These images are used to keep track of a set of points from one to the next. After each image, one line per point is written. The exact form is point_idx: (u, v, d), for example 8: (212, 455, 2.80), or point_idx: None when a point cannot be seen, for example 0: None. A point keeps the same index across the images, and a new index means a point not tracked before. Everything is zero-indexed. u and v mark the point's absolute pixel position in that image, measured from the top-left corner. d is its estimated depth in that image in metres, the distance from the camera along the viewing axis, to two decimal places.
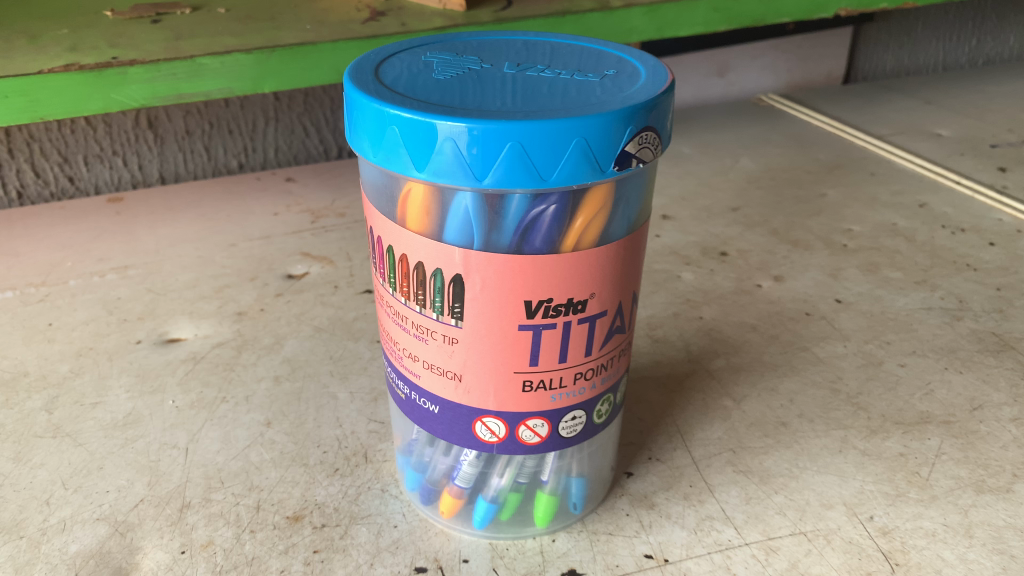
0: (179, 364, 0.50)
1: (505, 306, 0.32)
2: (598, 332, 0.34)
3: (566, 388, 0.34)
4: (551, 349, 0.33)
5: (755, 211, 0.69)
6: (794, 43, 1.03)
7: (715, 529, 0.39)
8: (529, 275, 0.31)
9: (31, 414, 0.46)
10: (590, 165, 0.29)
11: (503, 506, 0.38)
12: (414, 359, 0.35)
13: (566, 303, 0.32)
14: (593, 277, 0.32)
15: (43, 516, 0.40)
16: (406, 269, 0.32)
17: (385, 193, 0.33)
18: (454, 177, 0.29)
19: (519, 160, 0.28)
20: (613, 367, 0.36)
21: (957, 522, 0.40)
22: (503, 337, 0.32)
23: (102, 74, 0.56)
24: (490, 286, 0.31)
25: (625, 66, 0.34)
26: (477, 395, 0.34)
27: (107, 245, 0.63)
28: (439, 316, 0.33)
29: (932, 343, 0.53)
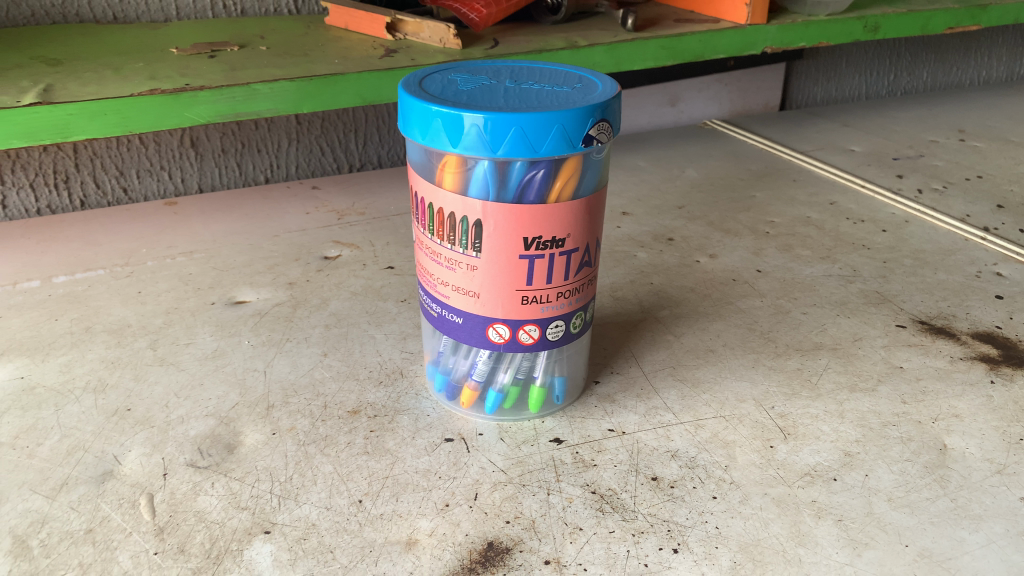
0: (249, 317, 0.64)
1: (510, 241, 0.47)
2: (573, 263, 0.49)
3: (551, 303, 0.49)
4: (540, 273, 0.48)
5: (697, 208, 0.85)
6: (734, 77, 1.21)
7: (659, 413, 0.54)
8: (527, 218, 0.46)
9: (140, 350, 0.60)
10: (566, 142, 0.44)
11: (507, 395, 0.52)
12: (445, 284, 0.50)
13: (551, 240, 0.47)
14: (569, 222, 0.47)
15: (166, 412, 0.54)
16: (442, 217, 0.47)
17: (426, 167, 0.48)
18: (478, 151, 0.44)
19: (521, 139, 0.43)
20: (584, 291, 0.51)
21: (834, 408, 0.55)
22: (508, 264, 0.47)
23: (179, 96, 0.71)
24: (500, 226, 0.46)
25: (587, 81, 0.50)
26: (490, 306, 0.49)
27: (172, 236, 0.77)
28: (464, 250, 0.48)
29: (828, 298, 0.69)
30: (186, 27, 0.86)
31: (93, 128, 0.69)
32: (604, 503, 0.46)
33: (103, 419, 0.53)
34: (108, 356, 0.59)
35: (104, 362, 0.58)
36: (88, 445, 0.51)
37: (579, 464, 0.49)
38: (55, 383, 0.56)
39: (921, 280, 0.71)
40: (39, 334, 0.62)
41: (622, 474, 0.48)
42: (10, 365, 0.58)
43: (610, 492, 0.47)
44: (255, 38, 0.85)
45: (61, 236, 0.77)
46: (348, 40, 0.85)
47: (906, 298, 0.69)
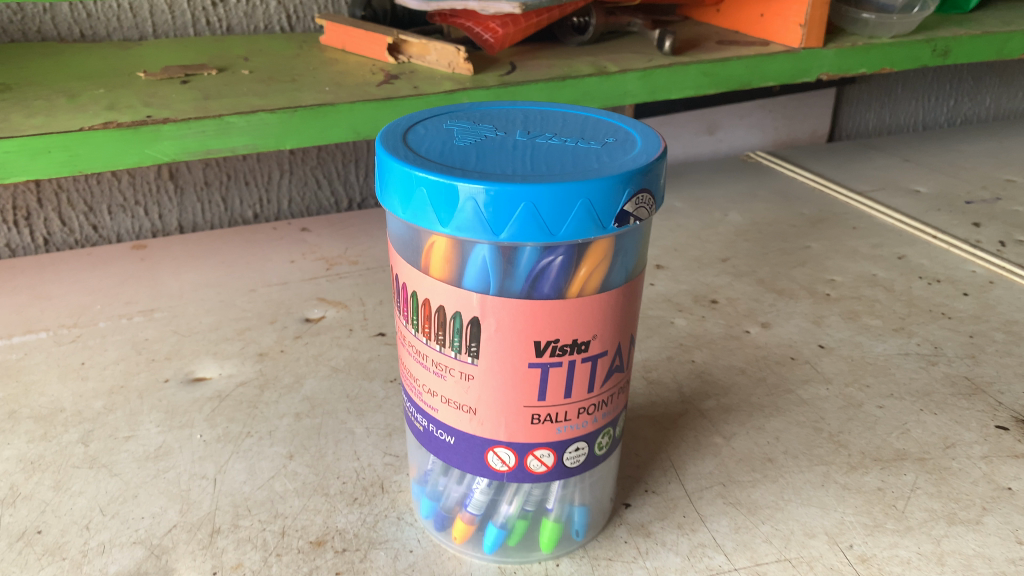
0: (206, 401, 0.53)
1: (517, 346, 0.35)
2: (599, 370, 0.38)
3: (570, 421, 0.38)
4: (556, 385, 0.37)
5: (743, 262, 0.74)
6: (779, 103, 1.09)
7: (707, 554, 0.42)
8: (539, 317, 0.35)
9: (68, 445, 0.49)
10: (594, 222, 0.33)
11: (510, 533, 0.41)
12: (433, 394, 0.38)
13: (571, 344, 0.36)
14: (596, 321, 0.36)
15: (84, 538, 0.43)
16: (428, 312, 0.36)
17: (410, 244, 0.37)
18: (475, 233, 0.33)
19: (532, 218, 0.32)
20: (612, 403, 0.40)
21: (930, 550, 0.43)
22: (514, 374, 0.36)
23: (138, 131, 0.60)
24: (503, 327, 0.35)
25: (621, 134, 0.38)
26: (489, 426, 0.38)
27: (134, 289, 0.67)
28: (457, 354, 0.36)
29: (907, 386, 0.56)
30: (162, 47, 0.76)
31: (36, 168, 0.58)
32: None
33: (4, 547, 0.42)
34: (27, 454, 0.48)
35: (21, 463, 0.48)
36: None
37: None
38: None
39: (1018, 363, 0.59)
40: None
41: None
42: None
43: None
44: (238, 60, 0.74)
45: (6, 289, 0.67)
46: (344, 64, 0.75)
47: (1003, 387, 0.56)
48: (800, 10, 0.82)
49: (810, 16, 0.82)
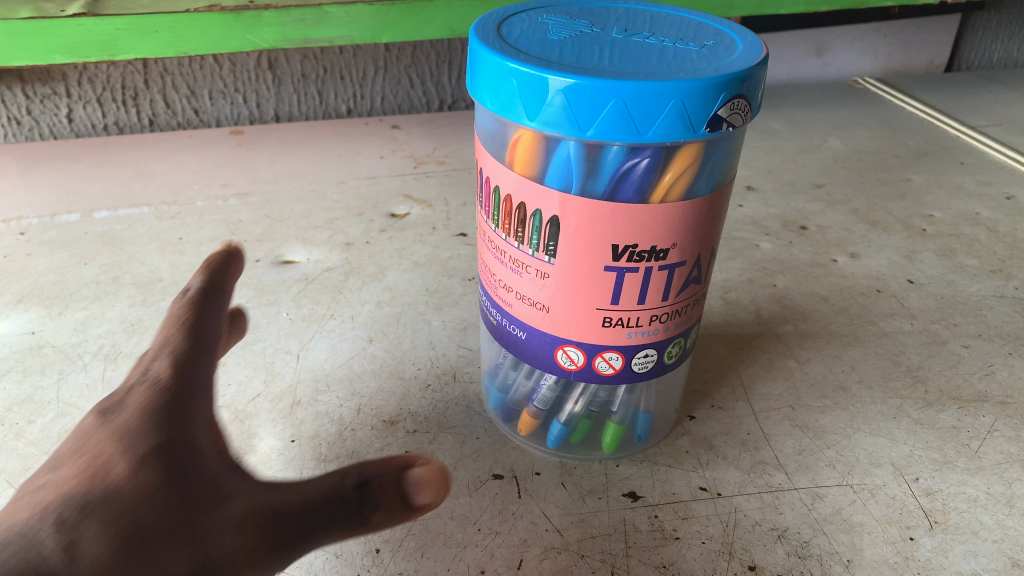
0: (294, 283, 0.55)
1: (594, 248, 0.36)
2: (675, 280, 0.38)
3: (642, 328, 0.39)
4: (631, 291, 0.37)
5: (839, 190, 0.71)
6: (897, 27, 1.03)
7: (767, 472, 0.43)
8: (618, 222, 0.35)
9: (165, 312, 0.52)
10: (684, 125, 0.32)
11: (573, 429, 0.42)
12: (509, 290, 0.40)
13: (648, 250, 0.36)
14: (677, 230, 0.36)
15: None
16: (509, 208, 0.37)
17: (497, 137, 0.37)
18: (561, 129, 0.32)
19: (621, 116, 0.31)
20: (686, 313, 0.40)
21: (1000, 492, 0.42)
22: (590, 276, 0.37)
23: (241, 16, 0.61)
24: (582, 229, 0.35)
25: (721, 38, 0.37)
26: (561, 325, 0.39)
27: (230, 173, 0.70)
28: (535, 252, 0.37)
29: (998, 328, 0.54)
30: None
31: (143, 47, 0.61)
32: None
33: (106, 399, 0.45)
34: (128, 317, 0.52)
35: (123, 324, 0.51)
36: None
37: (658, 535, 0.39)
38: (66, 344, 0.49)
39: None
40: (62, 281, 0.55)
41: (710, 557, 0.37)
42: (25, 316, 0.51)
43: None
44: None
45: (114, 166, 0.71)
46: None
47: None
48: None
49: None
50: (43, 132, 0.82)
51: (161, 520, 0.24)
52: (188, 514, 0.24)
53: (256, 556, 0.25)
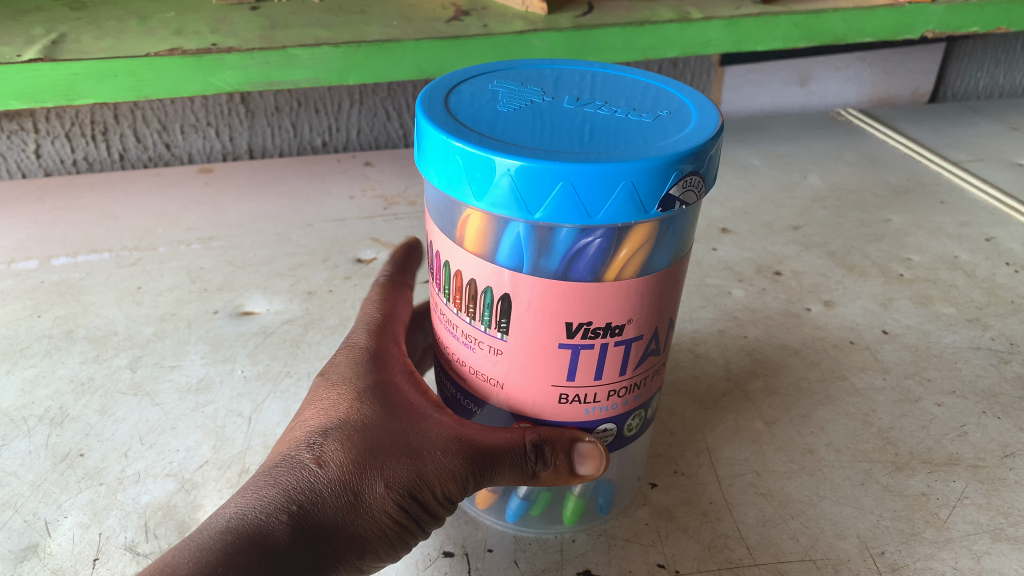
0: (251, 337, 0.54)
1: (547, 325, 0.34)
2: (632, 354, 0.36)
3: (600, 403, 0.37)
4: (587, 367, 0.36)
5: (816, 231, 0.70)
6: (881, 56, 1.02)
7: (728, 547, 0.41)
8: (571, 299, 0.33)
9: (117, 370, 0.51)
10: (635, 206, 0.30)
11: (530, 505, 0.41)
12: (463, 363, 0.38)
13: (603, 327, 0.34)
14: (632, 305, 0.34)
15: (122, 466, 0.44)
16: (460, 284, 0.35)
17: (446, 213, 0.35)
18: (508, 207, 0.31)
19: (570, 199, 0.29)
20: (644, 385, 0.38)
21: (968, 567, 0.41)
22: (543, 353, 0.35)
23: (202, 59, 0.60)
24: (535, 307, 0.34)
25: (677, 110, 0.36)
26: (517, 401, 0.37)
27: (196, 215, 0.68)
28: (488, 329, 0.35)
29: (973, 384, 0.53)
30: None
31: (102, 91, 0.59)
32: None
33: (48, 466, 0.44)
34: (79, 375, 0.50)
35: (72, 383, 0.50)
36: (21, 502, 0.42)
37: None
38: (11, 405, 0.48)
39: None
40: (14, 336, 0.54)
41: None
42: None
43: None
44: None
45: (77, 209, 0.69)
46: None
47: None
48: None
49: None
50: (11, 168, 0.81)
51: (385, 450, 0.35)
52: (404, 445, 0.35)
53: (452, 478, 0.35)
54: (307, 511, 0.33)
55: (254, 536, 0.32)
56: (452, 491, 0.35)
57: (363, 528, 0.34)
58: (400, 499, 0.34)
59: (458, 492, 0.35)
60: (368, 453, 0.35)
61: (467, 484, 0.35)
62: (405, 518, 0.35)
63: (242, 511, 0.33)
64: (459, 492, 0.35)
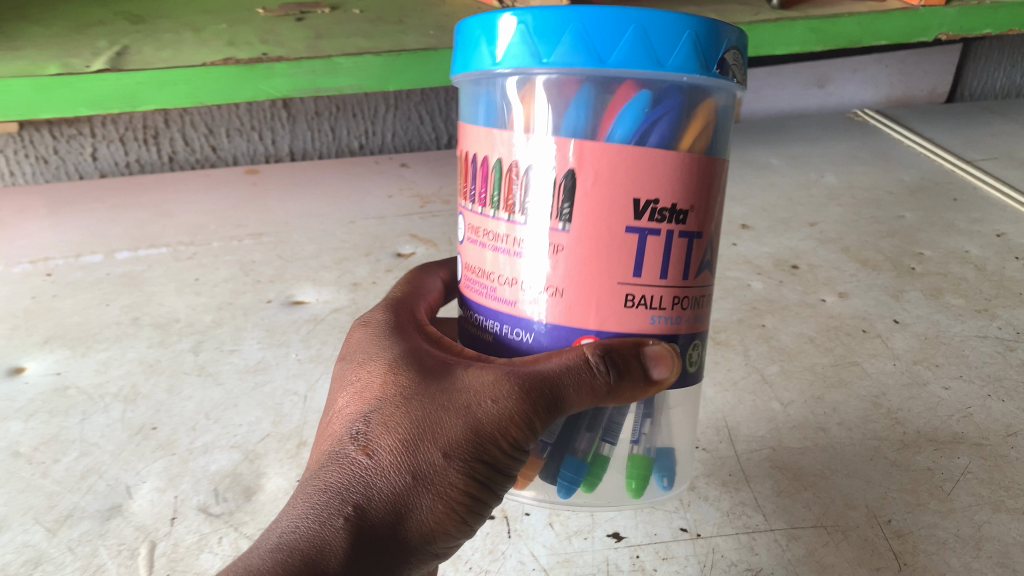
0: (303, 324, 0.58)
1: (611, 204, 0.28)
2: (696, 255, 0.31)
3: (666, 311, 0.30)
4: (654, 259, 0.29)
5: (832, 227, 0.74)
6: (898, 59, 1.05)
7: (747, 514, 0.45)
8: (639, 169, 0.28)
9: (181, 353, 0.55)
10: (701, 64, 0.27)
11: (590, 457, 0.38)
12: (507, 283, 0.31)
13: (670, 208, 0.29)
14: (696, 187, 0.29)
15: (191, 438, 0.49)
16: (515, 175, 0.29)
17: (494, 114, 0.30)
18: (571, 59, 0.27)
19: (641, 43, 0.26)
20: (701, 305, 0.32)
21: (969, 534, 0.44)
22: (609, 240, 0.29)
23: (254, 67, 0.65)
24: (601, 181, 0.28)
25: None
26: (577, 314, 0.30)
27: (246, 213, 0.73)
28: (545, 221, 0.29)
29: (979, 369, 0.56)
30: None
31: (162, 99, 0.64)
32: None
33: (125, 438, 0.49)
34: (147, 358, 0.55)
35: (142, 365, 0.54)
36: (104, 468, 0.47)
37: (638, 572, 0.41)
38: (89, 385, 0.53)
39: None
40: (86, 323, 0.58)
41: None
42: (51, 357, 0.55)
43: None
44: None
45: (134, 208, 0.74)
46: (450, 7, 0.77)
47: None
48: None
49: None
50: (69, 170, 0.86)
51: (435, 417, 0.32)
52: (449, 410, 0.32)
53: (515, 425, 0.31)
54: (367, 502, 0.31)
55: (313, 551, 0.29)
56: (517, 442, 0.32)
57: (434, 507, 0.31)
58: (464, 463, 0.32)
59: (523, 437, 0.32)
60: (415, 428, 0.32)
61: (532, 430, 0.32)
62: (474, 482, 0.32)
63: (297, 524, 0.31)
64: (527, 436, 0.32)
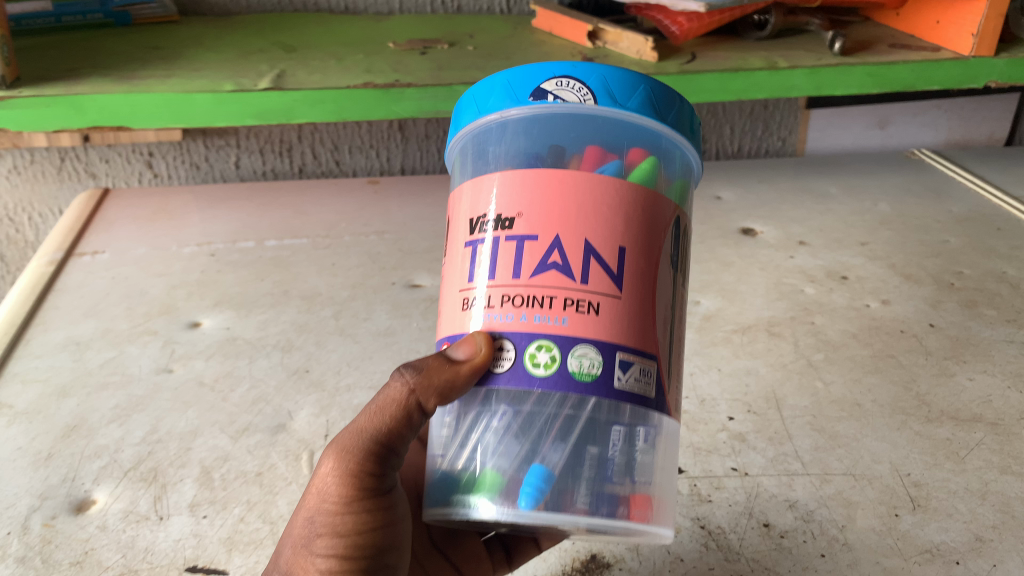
0: (422, 301, 0.71)
1: (460, 227, 0.35)
2: (527, 257, 0.32)
3: (495, 309, 0.33)
4: (484, 264, 0.33)
5: (880, 247, 0.83)
6: (957, 104, 1.13)
7: (787, 461, 0.55)
8: (473, 197, 0.35)
9: (325, 318, 0.68)
10: (511, 99, 0.35)
11: (483, 477, 0.34)
12: None
13: (497, 218, 0.33)
14: (519, 196, 0.33)
15: (337, 379, 0.61)
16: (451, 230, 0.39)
17: None
18: (472, 117, 0.37)
19: (474, 104, 0.37)
20: (557, 309, 0.31)
21: (977, 488, 0.52)
22: (458, 253, 0.35)
23: (388, 91, 0.78)
24: (459, 217, 0.36)
25: (667, 154, 0.37)
26: (442, 317, 0.36)
27: (370, 215, 0.86)
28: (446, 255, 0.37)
29: (1003, 366, 0.64)
30: (404, 23, 0.96)
31: (314, 114, 0.78)
32: (710, 540, 0.48)
33: (285, 376, 0.61)
34: (298, 320, 0.68)
35: (294, 325, 0.67)
36: (270, 398, 0.59)
37: (694, 497, 0.51)
38: (253, 337, 0.66)
39: None
40: (246, 292, 0.72)
41: (735, 515, 0.50)
42: (221, 316, 0.69)
43: (719, 530, 0.49)
44: (465, 37, 0.93)
45: (276, 208, 0.89)
46: (550, 46, 0.90)
47: None
48: (974, 21, 0.87)
49: (983, 27, 0.87)
50: (216, 175, 1.01)
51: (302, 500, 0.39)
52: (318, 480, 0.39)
53: (341, 480, 0.37)
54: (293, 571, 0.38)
55: None
56: (352, 494, 0.37)
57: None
58: (320, 525, 0.37)
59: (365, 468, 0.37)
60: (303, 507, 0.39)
61: (362, 478, 0.37)
62: (338, 540, 0.37)
63: None
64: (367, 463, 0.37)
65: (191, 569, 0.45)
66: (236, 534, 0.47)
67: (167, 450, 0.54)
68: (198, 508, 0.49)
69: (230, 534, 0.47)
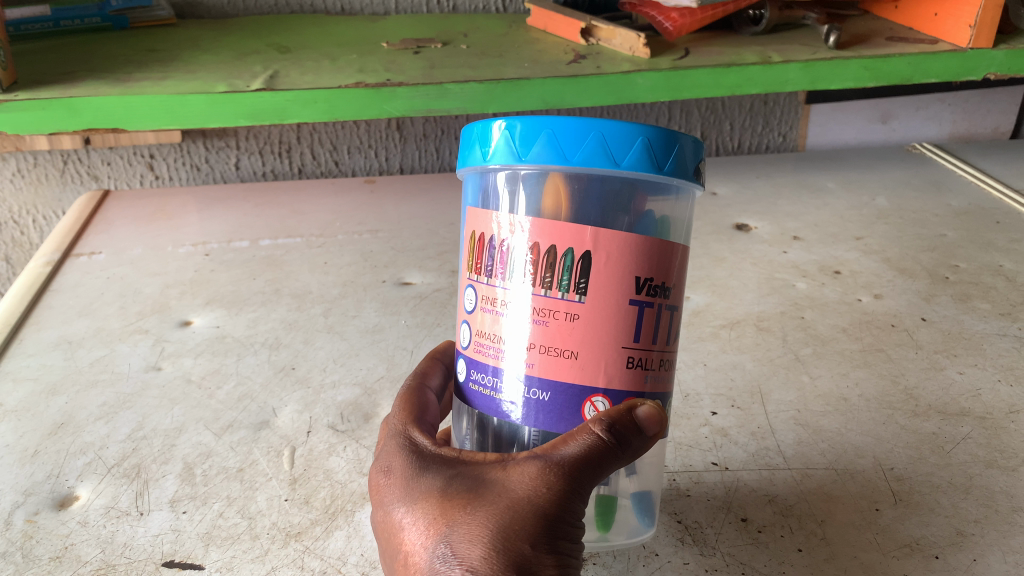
0: (411, 299, 0.71)
1: (618, 279, 0.32)
2: (672, 324, 0.36)
3: (656, 372, 0.35)
4: (649, 328, 0.34)
5: (876, 241, 0.82)
6: (961, 97, 1.12)
7: (769, 455, 0.54)
8: (643, 251, 0.33)
9: (314, 316, 0.69)
10: (682, 171, 0.33)
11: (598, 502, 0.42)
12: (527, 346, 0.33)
13: (661, 285, 0.34)
14: (676, 264, 0.34)
15: (322, 375, 0.61)
16: (536, 252, 0.32)
17: None
18: (636, 166, 0.31)
19: (645, 152, 0.32)
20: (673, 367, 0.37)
21: (961, 482, 0.51)
22: (617, 311, 0.33)
23: (379, 90, 0.78)
24: (612, 261, 0.32)
25: None
26: (589, 371, 0.33)
27: (366, 214, 0.87)
28: (561, 294, 0.32)
29: (994, 360, 0.64)
30: (401, 23, 0.97)
31: (306, 114, 0.78)
32: (685, 534, 0.48)
33: (271, 373, 0.62)
34: (287, 318, 0.68)
35: (283, 323, 0.68)
36: (255, 394, 0.60)
37: (673, 491, 0.51)
38: (242, 335, 0.66)
39: None
40: (238, 291, 0.72)
41: (713, 510, 0.50)
42: (211, 315, 0.69)
43: (695, 524, 0.48)
44: (459, 37, 0.93)
45: (274, 208, 0.89)
46: (544, 44, 0.90)
47: None
48: (972, 12, 0.86)
49: (981, 18, 0.86)
50: (216, 177, 1.02)
51: (501, 522, 0.32)
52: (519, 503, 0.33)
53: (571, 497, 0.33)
54: None
55: None
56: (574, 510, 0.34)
57: None
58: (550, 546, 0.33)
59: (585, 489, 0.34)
60: (498, 533, 0.32)
61: (580, 498, 0.34)
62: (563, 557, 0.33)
63: None
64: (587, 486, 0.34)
65: (167, 564, 0.44)
66: (214, 529, 0.47)
67: (151, 447, 0.54)
68: (178, 503, 0.49)
69: (208, 529, 0.47)
